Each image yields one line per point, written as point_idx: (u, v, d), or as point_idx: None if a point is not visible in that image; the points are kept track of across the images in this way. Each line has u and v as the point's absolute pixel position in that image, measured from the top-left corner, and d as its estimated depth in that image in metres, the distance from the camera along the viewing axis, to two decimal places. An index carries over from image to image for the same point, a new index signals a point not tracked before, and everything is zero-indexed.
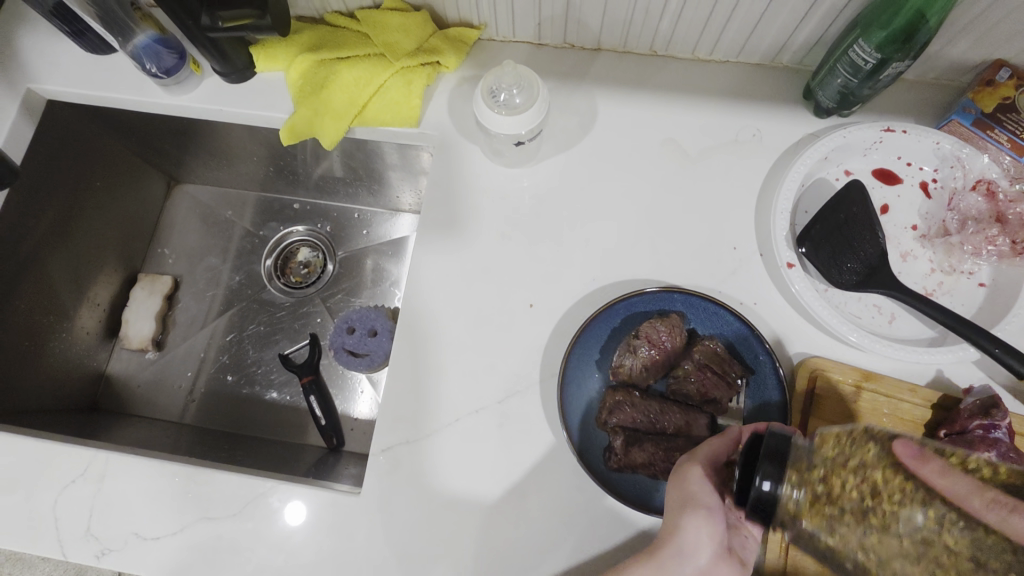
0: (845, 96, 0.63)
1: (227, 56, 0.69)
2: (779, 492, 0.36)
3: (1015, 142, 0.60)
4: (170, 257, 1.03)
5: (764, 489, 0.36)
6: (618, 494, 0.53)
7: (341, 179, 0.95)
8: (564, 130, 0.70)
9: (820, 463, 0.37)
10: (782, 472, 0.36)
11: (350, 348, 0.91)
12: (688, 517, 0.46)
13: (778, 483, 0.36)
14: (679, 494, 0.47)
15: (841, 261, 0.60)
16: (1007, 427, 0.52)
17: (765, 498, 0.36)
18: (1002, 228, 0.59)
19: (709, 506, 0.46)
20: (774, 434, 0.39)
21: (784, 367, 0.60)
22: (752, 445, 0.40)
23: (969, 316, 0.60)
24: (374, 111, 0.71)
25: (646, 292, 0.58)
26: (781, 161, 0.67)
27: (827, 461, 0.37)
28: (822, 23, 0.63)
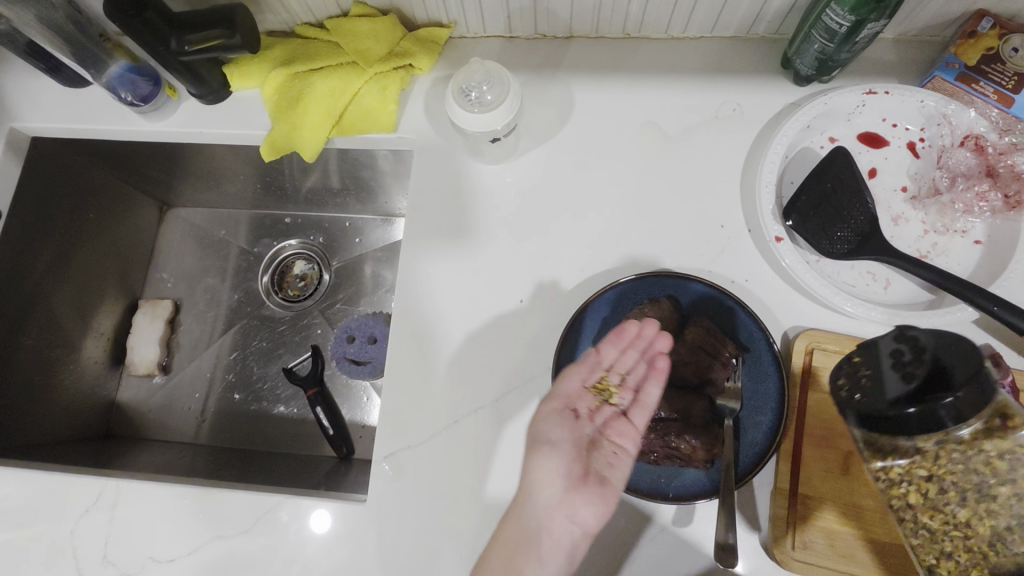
0: (823, 62, 0.62)
1: (201, 77, 0.69)
2: (947, 420, 0.40)
3: (1002, 93, 0.59)
4: (169, 282, 1.04)
5: (953, 402, 0.39)
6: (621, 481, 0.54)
7: (328, 190, 0.95)
8: (542, 122, 0.69)
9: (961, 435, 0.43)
10: (977, 406, 0.40)
11: (352, 356, 0.92)
12: (536, 455, 0.52)
13: (965, 414, 0.40)
14: (533, 435, 0.53)
15: (830, 231, 0.59)
16: (1011, 383, 0.51)
17: (934, 411, 0.40)
18: (994, 182, 0.58)
19: (548, 441, 0.52)
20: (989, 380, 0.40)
21: (780, 342, 0.60)
22: (960, 361, 0.40)
23: (967, 274, 0.59)
24: (352, 119, 0.71)
25: (634, 280, 0.58)
26: (764, 134, 0.66)
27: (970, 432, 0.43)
28: None
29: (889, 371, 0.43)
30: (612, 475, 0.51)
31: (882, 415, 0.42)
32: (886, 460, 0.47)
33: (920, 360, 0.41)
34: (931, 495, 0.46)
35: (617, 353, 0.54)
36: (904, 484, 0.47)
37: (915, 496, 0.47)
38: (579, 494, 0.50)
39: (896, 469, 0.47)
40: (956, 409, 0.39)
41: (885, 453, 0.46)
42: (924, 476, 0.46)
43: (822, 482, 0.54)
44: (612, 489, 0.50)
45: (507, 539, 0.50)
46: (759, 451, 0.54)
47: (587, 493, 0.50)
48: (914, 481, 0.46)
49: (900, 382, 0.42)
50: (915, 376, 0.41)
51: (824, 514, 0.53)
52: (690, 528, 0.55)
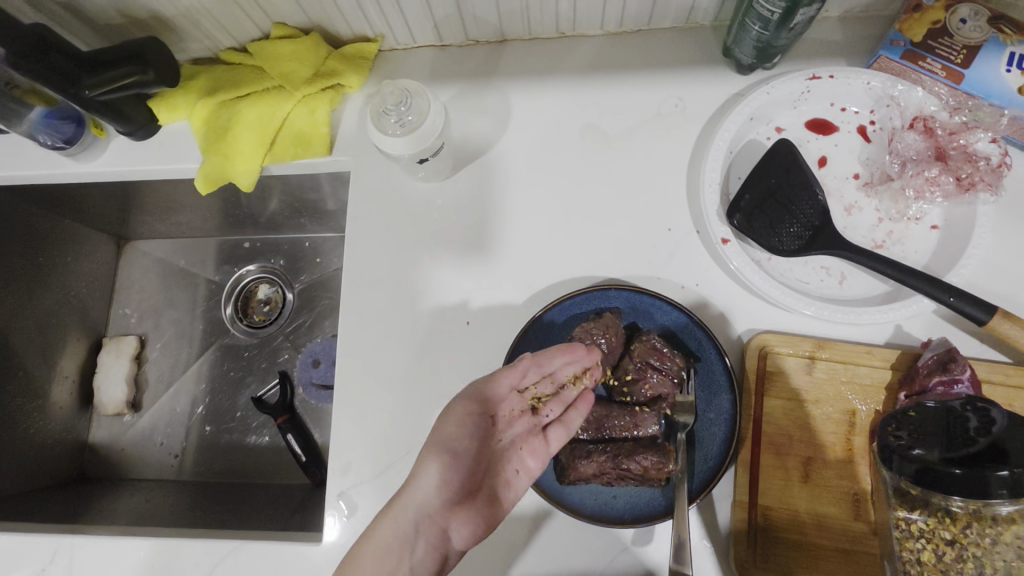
0: (763, 50, 0.59)
1: (126, 115, 0.67)
2: (995, 494, 0.40)
3: (950, 69, 0.54)
4: (133, 317, 1.02)
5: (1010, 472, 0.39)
6: (576, 508, 0.52)
7: (281, 214, 0.93)
8: (479, 133, 0.67)
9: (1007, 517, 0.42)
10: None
11: (319, 381, 0.93)
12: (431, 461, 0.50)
13: (1013, 495, 0.40)
14: (439, 437, 0.51)
15: (780, 228, 0.57)
16: (970, 379, 0.49)
17: (977, 478, 0.41)
18: (945, 165, 0.55)
19: (451, 449, 0.51)
20: None
21: (734, 348, 0.58)
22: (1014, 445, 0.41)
23: (924, 262, 0.56)
24: (283, 145, 0.68)
25: (578, 294, 0.56)
26: (708, 128, 0.63)
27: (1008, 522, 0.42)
28: None
29: (947, 430, 0.44)
30: (501, 494, 0.51)
31: (925, 467, 0.43)
32: (913, 512, 0.46)
33: (985, 433, 0.42)
34: (945, 559, 0.45)
35: (564, 364, 0.53)
36: (921, 540, 0.46)
37: (928, 554, 0.46)
38: (456, 510, 0.50)
39: (921, 524, 0.46)
40: (1012, 486, 0.40)
41: (913, 505, 0.46)
42: (945, 539, 0.45)
43: (783, 491, 0.52)
44: (495, 509, 0.51)
45: (380, 540, 0.48)
46: (713, 465, 0.52)
47: (465, 508, 0.50)
48: (933, 540, 0.45)
49: (956, 447, 0.43)
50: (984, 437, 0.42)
51: (785, 526, 0.52)
52: (650, 547, 0.54)
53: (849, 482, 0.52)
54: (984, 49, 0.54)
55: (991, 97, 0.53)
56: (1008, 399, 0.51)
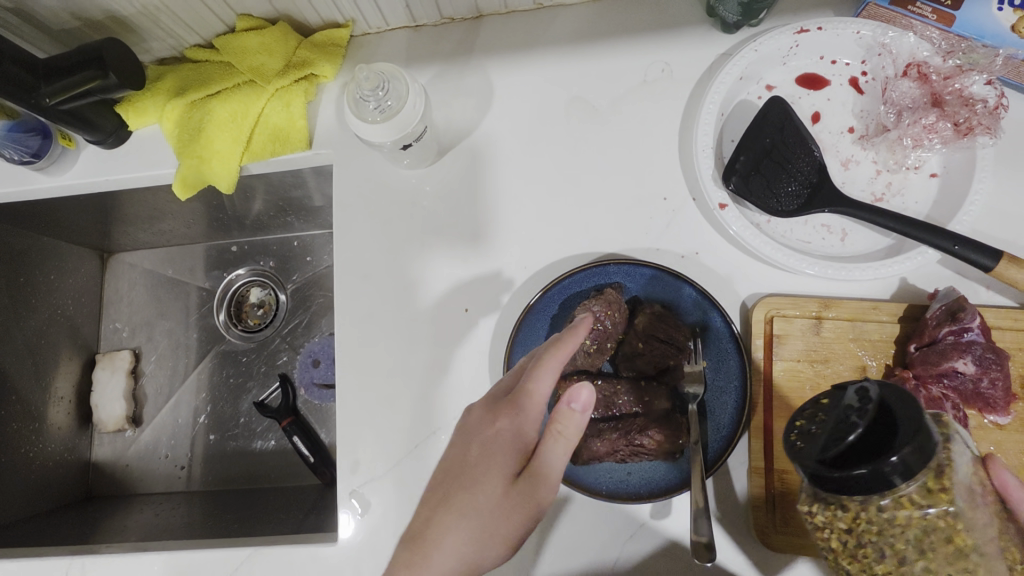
0: (748, 6, 0.57)
1: (93, 122, 0.64)
2: (891, 478, 0.35)
3: (941, 12, 0.52)
4: (125, 331, 1.00)
5: (903, 455, 0.34)
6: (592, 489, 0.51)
7: (267, 214, 0.91)
8: (461, 115, 0.65)
9: (894, 501, 0.38)
10: (913, 465, 0.35)
11: (321, 381, 0.92)
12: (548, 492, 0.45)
13: (907, 473, 0.35)
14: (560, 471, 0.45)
15: (778, 188, 0.56)
16: (978, 326, 0.49)
17: (877, 471, 0.34)
18: (942, 112, 0.54)
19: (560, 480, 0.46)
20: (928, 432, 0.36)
21: (738, 314, 0.56)
22: (892, 418, 0.35)
23: (925, 213, 0.55)
24: (261, 142, 0.66)
25: (575, 272, 0.54)
26: (697, 92, 0.61)
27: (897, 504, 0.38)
28: None
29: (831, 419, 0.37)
30: None
31: (819, 474, 0.35)
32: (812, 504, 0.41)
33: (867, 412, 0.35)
34: (853, 546, 0.41)
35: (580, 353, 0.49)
36: (826, 530, 0.41)
37: (837, 542, 0.42)
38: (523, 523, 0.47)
39: (820, 515, 0.41)
40: (902, 468, 0.34)
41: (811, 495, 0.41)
42: (846, 528, 0.40)
43: None
44: None
45: None
46: (726, 434, 0.51)
47: None
48: (835, 530, 0.41)
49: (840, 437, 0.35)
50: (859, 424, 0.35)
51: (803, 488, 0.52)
52: (669, 520, 0.54)
53: None
54: None
55: (984, 39, 0.52)
56: (1017, 344, 0.51)
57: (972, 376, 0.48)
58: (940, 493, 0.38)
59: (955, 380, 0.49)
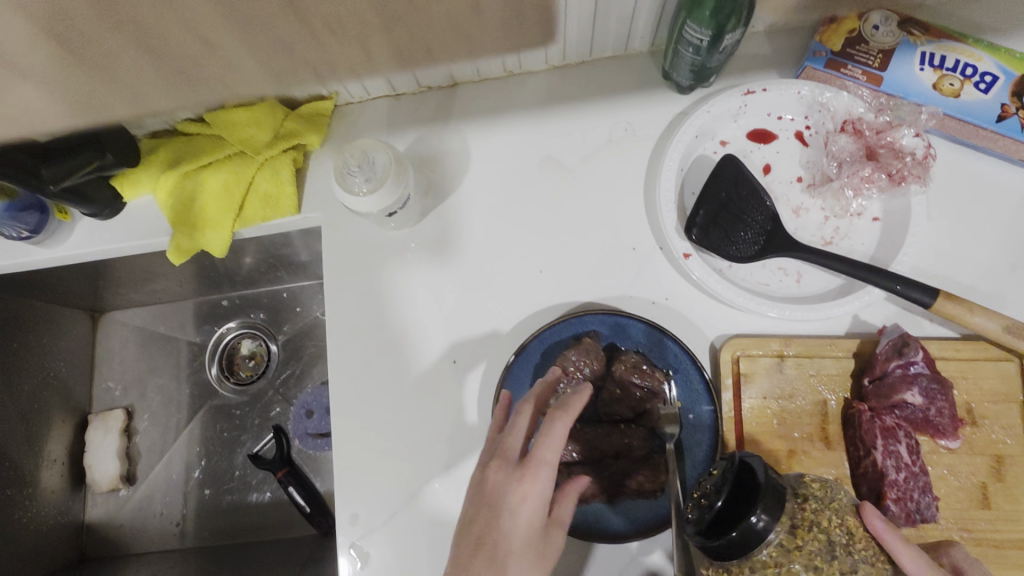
0: (699, 71, 0.62)
1: (90, 197, 0.67)
2: (766, 531, 0.41)
3: (870, 73, 0.60)
4: (117, 389, 1.01)
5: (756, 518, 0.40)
6: (583, 531, 0.54)
7: (257, 270, 0.93)
8: (441, 177, 0.69)
9: (769, 556, 0.42)
10: (776, 517, 0.41)
11: (314, 431, 0.94)
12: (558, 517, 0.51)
13: (771, 522, 0.41)
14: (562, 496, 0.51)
15: (737, 237, 0.61)
16: (923, 359, 0.53)
17: (747, 531, 0.40)
18: (877, 164, 0.59)
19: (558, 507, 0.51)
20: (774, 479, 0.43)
21: (708, 354, 0.61)
22: (742, 478, 0.42)
23: (870, 254, 0.61)
24: (251, 208, 0.69)
25: (555, 323, 0.59)
26: (658, 148, 0.66)
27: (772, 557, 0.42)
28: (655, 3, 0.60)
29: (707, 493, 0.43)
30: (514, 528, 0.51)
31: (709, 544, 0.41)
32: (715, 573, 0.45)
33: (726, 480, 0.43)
34: None
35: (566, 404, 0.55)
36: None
37: None
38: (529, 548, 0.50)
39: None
40: (764, 522, 0.41)
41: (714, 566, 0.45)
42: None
43: None
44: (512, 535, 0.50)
45: None
46: (702, 469, 0.55)
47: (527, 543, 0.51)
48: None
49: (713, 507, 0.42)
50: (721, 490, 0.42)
51: None
52: (656, 556, 0.57)
53: (833, 470, 0.55)
54: (898, 52, 0.59)
55: (909, 96, 0.59)
56: (962, 372, 0.55)
57: (920, 405, 0.52)
58: (803, 536, 0.43)
59: (907, 410, 0.53)
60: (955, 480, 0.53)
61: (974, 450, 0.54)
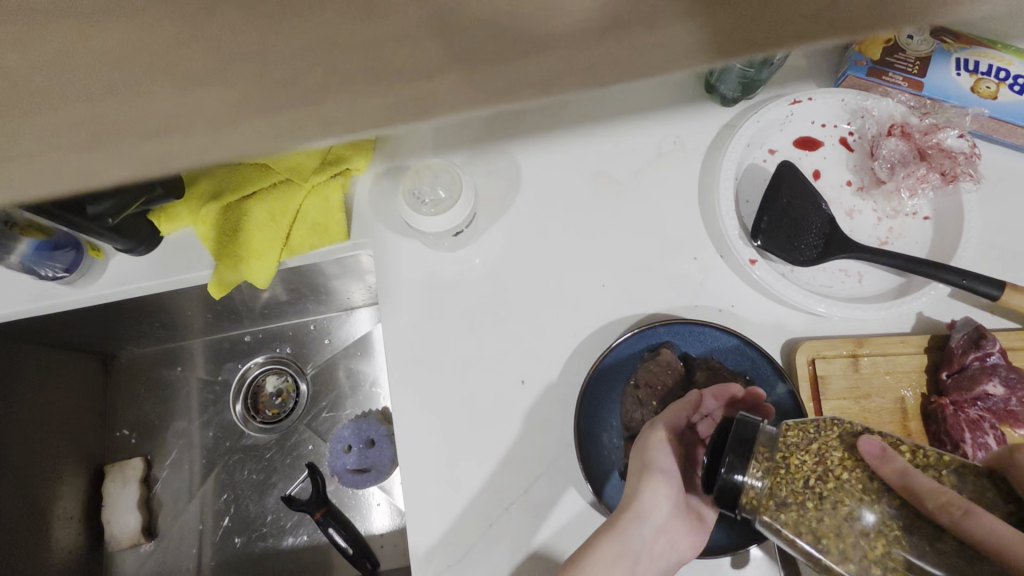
0: (747, 83, 0.64)
1: (126, 232, 0.64)
2: (739, 479, 0.39)
3: (910, 79, 0.62)
4: (132, 437, 0.95)
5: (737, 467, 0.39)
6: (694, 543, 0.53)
7: (284, 302, 0.90)
8: (493, 197, 0.68)
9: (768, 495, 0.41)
10: (745, 459, 0.40)
11: (354, 466, 0.87)
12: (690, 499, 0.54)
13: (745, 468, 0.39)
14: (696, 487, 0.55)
15: (798, 241, 0.61)
16: (999, 351, 0.55)
17: (728, 486, 0.39)
18: (929, 164, 0.61)
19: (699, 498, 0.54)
20: (743, 424, 0.41)
21: (780, 358, 0.61)
22: (721, 432, 0.43)
23: (925, 251, 0.63)
24: (299, 237, 0.68)
25: (629, 336, 0.58)
26: (709, 159, 0.67)
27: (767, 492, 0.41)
28: None
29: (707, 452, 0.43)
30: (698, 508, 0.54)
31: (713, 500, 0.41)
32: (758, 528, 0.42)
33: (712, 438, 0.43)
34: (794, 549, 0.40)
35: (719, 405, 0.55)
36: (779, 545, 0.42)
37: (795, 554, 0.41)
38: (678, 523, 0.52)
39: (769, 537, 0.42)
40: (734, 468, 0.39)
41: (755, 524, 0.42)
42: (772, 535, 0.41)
43: None
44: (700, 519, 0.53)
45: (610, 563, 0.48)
46: None
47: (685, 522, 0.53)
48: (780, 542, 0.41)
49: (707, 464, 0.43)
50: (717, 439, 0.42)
51: None
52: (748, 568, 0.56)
53: None
54: (933, 59, 0.62)
55: (950, 99, 0.61)
56: None
57: (1001, 396, 0.54)
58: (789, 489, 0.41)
59: (988, 401, 0.54)
60: None
61: None
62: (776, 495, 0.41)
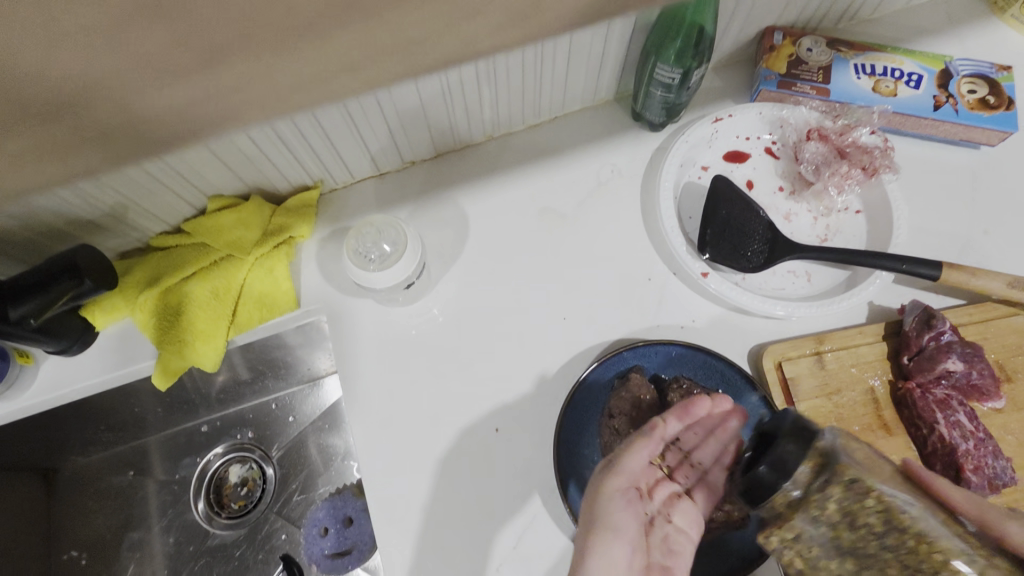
0: (669, 108, 0.66)
1: (58, 333, 0.60)
2: (778, 478, 0.35)
3: (818, 87, 0.66)
4: (84, 556, 0.87)
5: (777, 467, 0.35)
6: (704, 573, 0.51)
7: (244, 382, 0.85)
8: (442, 246, 0.68)
9: (829, 503, 0.35)
10: (789, 446, 0.36)
11: (331, 549, 0.83)
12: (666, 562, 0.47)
13: (780, 459, 0.35)
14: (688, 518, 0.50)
15: (744, 249, 0.63)
16: (951, 328, 0.56)
17: (761, 480, 0.35)
18: (850, 162, 0.64)
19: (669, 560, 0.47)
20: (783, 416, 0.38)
21: (748, 366, 0.61)
22: (765, 429, 0.39)
23: (864, 243, 0.65)
24: (247, 310, 0.65)
25: (596, 365, 0.57)
26: (647, 182, 0.69)
27: (830, 501, 0.35)
28: (621, 43, 0.63)
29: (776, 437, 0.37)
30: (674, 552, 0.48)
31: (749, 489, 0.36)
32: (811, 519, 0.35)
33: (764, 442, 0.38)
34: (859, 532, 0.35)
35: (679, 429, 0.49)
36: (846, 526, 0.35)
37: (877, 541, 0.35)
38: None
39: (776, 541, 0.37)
40: (781, 464, 0.35)
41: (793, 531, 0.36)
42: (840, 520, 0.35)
43: None
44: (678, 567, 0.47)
45: None
46: None
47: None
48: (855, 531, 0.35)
49: (747, 457, 0.38)
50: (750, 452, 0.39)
51: None
52: None
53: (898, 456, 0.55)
54: (834, 67, 0.66)
55: (857, 100, 0.65)
56: (981, 335, 0.59)
57: (962, 371, 0.55)
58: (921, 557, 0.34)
59: (952, 378, 0.55)
60: (1013, 438, 0.55)
61: (1018, 405, 0.56)
62: (822, 493, 0.35)
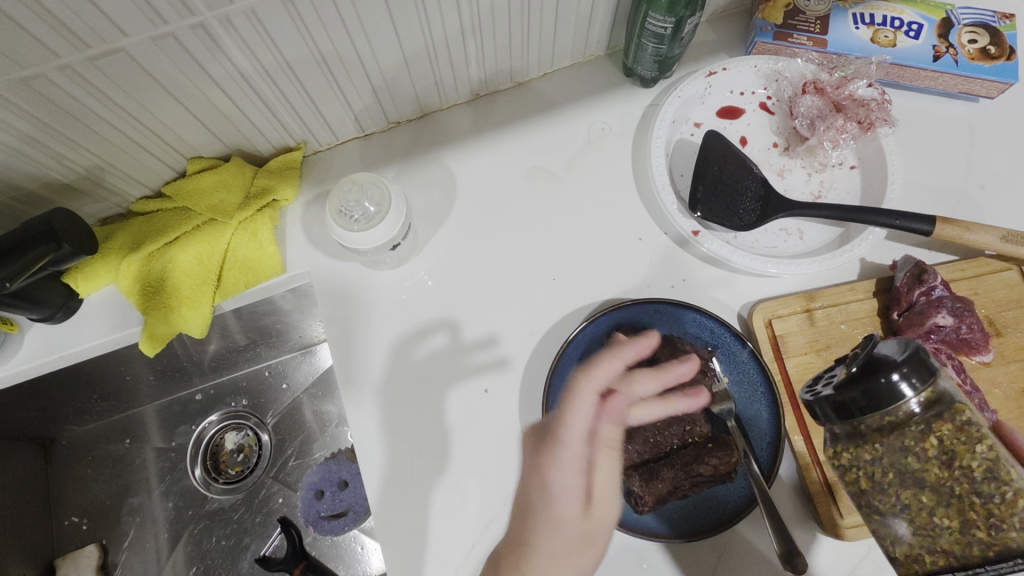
0: (661, 62, 0.64)
1: (40, 300, 0.60)
2: (904, 386, 0.40)
3: (815, 38, 0.64)
4: (85, 522, 0.88)
5: (910, 384, 0.40)
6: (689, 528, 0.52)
7: (237, 350, 0.85)
8: (430, 207, 0.67)
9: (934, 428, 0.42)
10: (912, 372, 0.40)
11: (328, 512, 0.87)
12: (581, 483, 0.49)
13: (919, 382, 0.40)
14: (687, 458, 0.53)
15: (736, 207, 0.62)
16: (942, 283, 0.55)
17: (885, 386, 0.40)
18: (846, 115, 0.62)
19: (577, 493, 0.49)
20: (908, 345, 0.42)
21: (739, 324, 0.61)
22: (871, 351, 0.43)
23: (858, 200, 0.64)
24: (233, 275, 0.64)
25: (586, 324, 0.57)
26: (639, 141, 0.68)
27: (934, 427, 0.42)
28: None
29: (881, 363, 0.41)
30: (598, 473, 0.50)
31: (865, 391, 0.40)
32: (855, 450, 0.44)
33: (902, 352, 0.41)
34: (930, 478, 0.43)
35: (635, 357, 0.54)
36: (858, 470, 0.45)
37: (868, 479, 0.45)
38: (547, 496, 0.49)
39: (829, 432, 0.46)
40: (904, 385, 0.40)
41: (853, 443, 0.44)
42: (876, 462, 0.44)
43: None
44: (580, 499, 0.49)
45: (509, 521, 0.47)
46: (770, 441, 0.54)
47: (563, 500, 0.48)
48: (864, 468, 0.45)
49: (870, 354, 0.42)
50: (857, 368, 0.42)
51: None
52: (738, 536, 0.55)
53: None
54: (832, 17, 0.64)
55: (854, 52, 0.63)
56: (972, 289, 0.59)
57: (952, 326, 0.54)
58: (936, 527, 0.42)
59: (941, 333, 0.55)
60: (1001, 391, 0.56)
61: (1008, 359, 0.56)
62: (942, 442, 0.42)
